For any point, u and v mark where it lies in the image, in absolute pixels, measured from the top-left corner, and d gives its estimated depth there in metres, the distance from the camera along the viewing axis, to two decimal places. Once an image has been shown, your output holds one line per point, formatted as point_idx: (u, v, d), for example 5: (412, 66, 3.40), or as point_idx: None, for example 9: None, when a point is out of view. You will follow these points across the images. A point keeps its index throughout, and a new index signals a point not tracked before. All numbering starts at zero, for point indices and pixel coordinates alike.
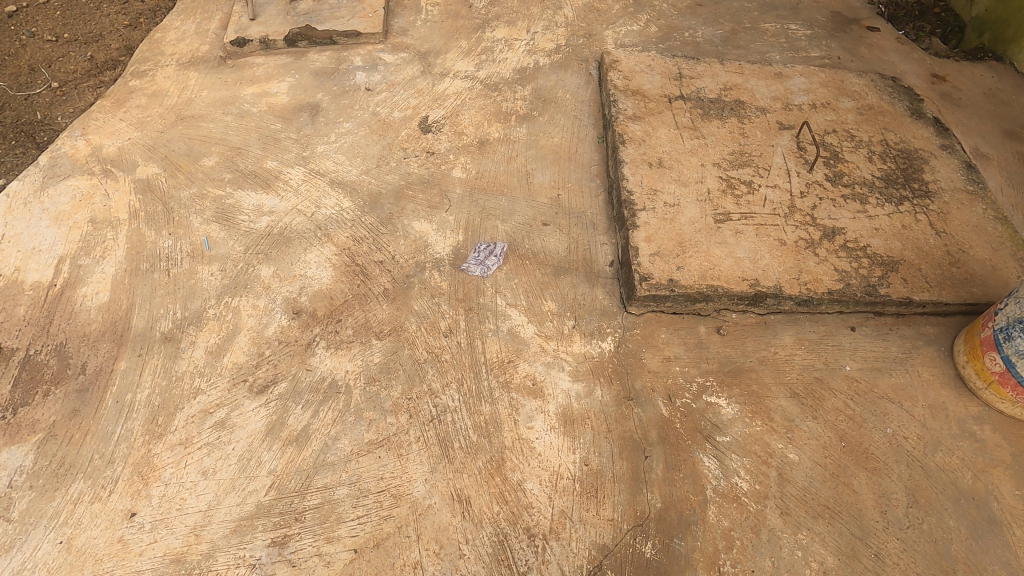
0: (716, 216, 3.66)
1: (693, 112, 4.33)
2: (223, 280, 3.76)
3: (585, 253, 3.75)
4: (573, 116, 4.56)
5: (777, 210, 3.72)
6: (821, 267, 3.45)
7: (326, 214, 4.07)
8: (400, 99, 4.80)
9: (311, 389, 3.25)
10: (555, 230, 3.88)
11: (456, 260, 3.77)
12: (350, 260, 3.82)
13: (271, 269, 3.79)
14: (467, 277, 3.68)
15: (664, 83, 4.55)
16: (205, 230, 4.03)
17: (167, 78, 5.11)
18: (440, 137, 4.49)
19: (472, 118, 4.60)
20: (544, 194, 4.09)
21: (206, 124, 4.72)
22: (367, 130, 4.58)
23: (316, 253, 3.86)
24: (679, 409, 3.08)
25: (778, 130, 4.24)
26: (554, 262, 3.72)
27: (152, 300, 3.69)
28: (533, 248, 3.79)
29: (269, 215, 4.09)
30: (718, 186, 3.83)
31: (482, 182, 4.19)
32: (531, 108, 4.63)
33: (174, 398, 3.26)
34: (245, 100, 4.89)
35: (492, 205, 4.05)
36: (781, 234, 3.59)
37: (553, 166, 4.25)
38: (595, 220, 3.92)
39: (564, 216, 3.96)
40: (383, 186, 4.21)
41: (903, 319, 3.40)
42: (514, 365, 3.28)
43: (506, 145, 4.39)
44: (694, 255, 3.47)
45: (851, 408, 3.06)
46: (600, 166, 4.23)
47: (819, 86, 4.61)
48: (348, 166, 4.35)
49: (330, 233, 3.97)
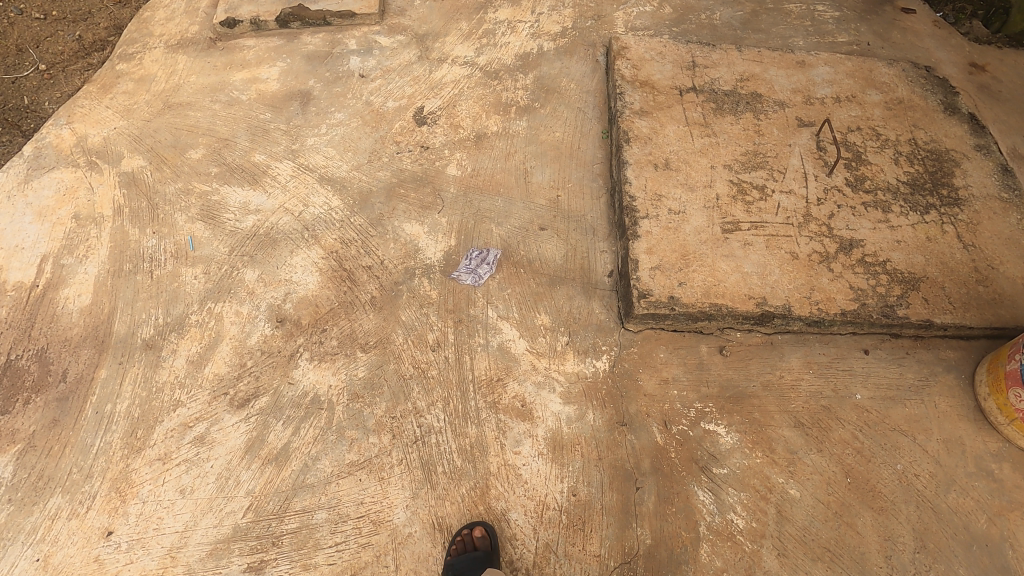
0: (724, 225, 3.41)
1: (706, 106, 4.03)
2: (207, 283, 3.63)
3: (583, 261, 3.55)
4: (577, 108, 4.27)
5: (790, 218, 3.46)
6: (835, 285, 3.20)
7: (314, 214, 3.90)
8: (395, 86, 4.53)
9: (292, 405, 3.15)
10: (552, 236, 3.67)
11: (447, 267, 3.59)
12: (337, 264, 3.66)
13: (256, 273, 3.65)
14: (458, 286, 3.50)
15: (676, 72, 4.22)
16: (189, 229, 3.89)
17: (155, 62, 4.89)
18: (435, 129, 4.24)
19: (470, 109, 4.32)
20: (542, 195, 3.86)
21: (193, 113, 4.52)
22: (359, 121, 4.34)
23: (302, 256, 3.71)
24: (675, 436, 2.93)
25: (796, 127, 3.93)
26: (549, 271, 3.52)
27: (134, 304, 3.58)
28: (528, 255, 3.60)
29: (256, 213, 3.93)
30: (728, 191, 3.57)
31: (478, 181, 3.96)
32: (533, 98, 4.34)
33: (154, 410, 3.18)
34: (234, 87, 4.67)
35: (487, 207, 3.84)
36: (794, 246, 3.34)
37: (553, 164, 4.00)
38: (595, 225, 3.70)
39: (563, 220, 3.74)
40: (374, 184, 4.01)
41: (922, 342, 3.17)
42: (502, 384, 3.13)
43: (504, 140, 4.14)
44: (698, 269, 3.22)
45: (860, 441, 2.87)
46: (603, 164, 3.96)
47: (844, 77, 4.27)
48: (338, 161, 4.14)
49: (317, 234, 3.80)
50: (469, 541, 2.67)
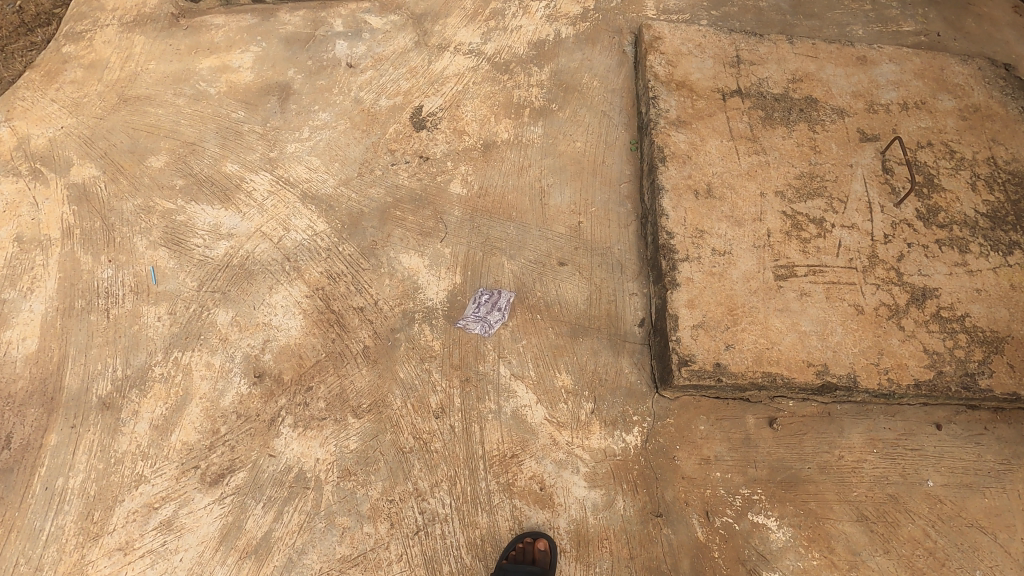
0: (777, 270, 2.90)
1: (753, 114, 3.43)
2: (173, 327, 3.13)
3: (609, 306, 3.05)
4: (600, 111, 3.65)
5: (854, 261, 2.95)
6: (907, 348, 2.74)
7: (296, 241, 3.35)
8: (389, 80, 3.87)
9: (274, 483, 2.74)
10: (574, 273, 3.15)
11: (452, 311, 3.09)
12: (324, 305, 3.15)
13: (229, 314, 3.15)
14: (464, 336, 3.02)
15: (718, 70, 3.59)
16: (151, 257, 3.34)
17: (108, 43, 4.13)
18: (436, 136, 3.63)
19: (476, 111, 3.70)
20: (561, 220, 3.31)
21: (153, 109, 3.85)
22: (347, 124, 3.72)
23: (282, 294, 3.19)
24: (718, 531, 2.57)
25: (859, 142, 3.35)
26: (571, 318, 3.04)
27: (88, 351, 3.08)
28: (546, 298, 3.10)
29: (228, 239, 3.38)
30: (781, 226, 3.04)
31: (486, 202, 3.39)
32: (549, 98, 3.71)
33: (112, 487, 2.75)
34: (200, 76, 3.97)
35: (498, 235, 3.29)
36: (858, 298, 2.85)
37: (573, 181, 3.42)
38: (622, 261, 3.17)
39: (585, 253, 3.21)
40: (365, 204, 3.44)
41: (1002, 415, 2.76)
42: (517, 462, 2.72)
43: (516, 151, 3.54)
44: (747, 328, 2.74)
45: (931, 540, 2.52)
46: (631, 183, 3.39)
47: (912, 77, 3.65)
48: (323, 174, 3.56)
49: (299, 266, 3.27)
50: (529, 552, 2.54)
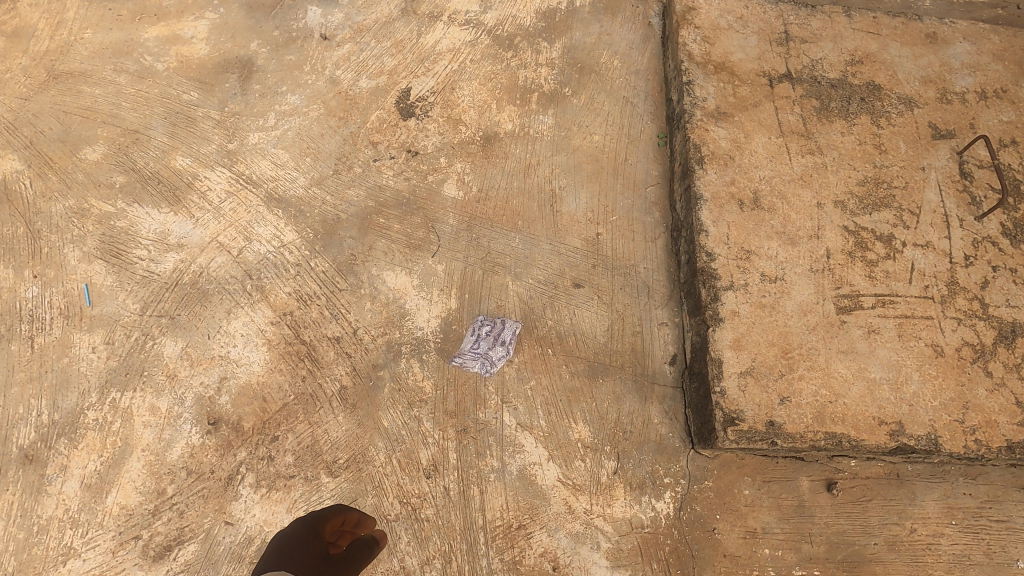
0: (838, 301, 2.40)
1: (806, 104, 2.86)
2: (110, 361, 2.60)
3: (633, 340, 2.55)
4: (622, 97, 3.06)
5: (930, 289, 2.45)
6: (996, 399, 2.27)
7: (259, 254, 2.81)
8: (370, 56, 3.25)
9: (231, 557, 2.32)
10: (591, 298, 2.63)
11: (445, 345, 2.58)
12: (292, 335, 2.64)
13: (177, 344, 2.63)
14: (460, 376, 2.52)
15: (763, 49, 3.00)
16: (84, 273, 2.78)
17: (34, 6, 3.42)
18: (426, 126, 3.05)
19: (475, 96, 3.11)
20: (576, 231, 2.77)
21: (90, 89, 3.22)
22: (321, 110, 3.13)
23: (242, 319, 2.67)
24: None
25: (931, 140, 2.81)
26: (588, 354, 2.53)
27: (8, 390, 2.57)
28: (558, 328, 2.59)
29: (178, 250, 2.82)
30: (843, 245, 2.52)
31: (486, 208, 2.84)
32: (561, 80, 3.11)
33: (36, 562, 2.31)
34: (145, 48, 3.32)
35: (500, 249, 2.75)
36: (936, 336, 2.36)
37: (590, 183, 2.86)
38: (649, 282, 2.65)
39: (605, 272, 2.68)
40: (342, 209, 2.89)
41: None
42: (525, 534, 2.29)
43: (522, 146, 2.97)
44: (805, 376, 2.25)
45: None
46: (659, 187, 2.84)
47: (992, 58, 3.06)
48: (292, 171, 2.99)
49: (263, 285, 2.74)
50: None
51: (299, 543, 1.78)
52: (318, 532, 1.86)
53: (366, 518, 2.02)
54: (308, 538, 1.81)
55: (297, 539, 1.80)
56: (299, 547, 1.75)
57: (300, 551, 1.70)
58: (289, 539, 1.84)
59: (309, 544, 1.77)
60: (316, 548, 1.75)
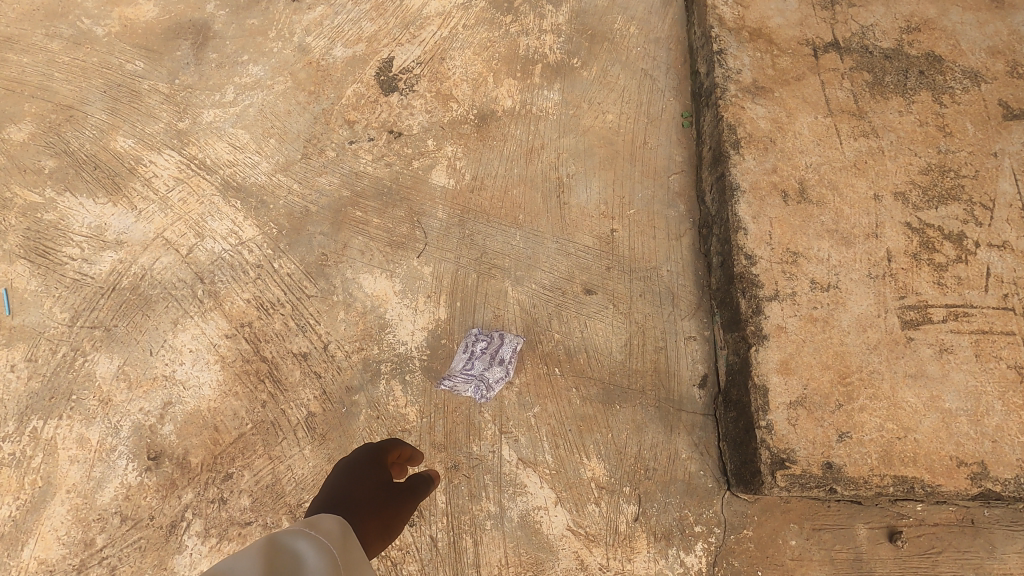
0: (903, 314, 2.00)
1: (857, 78, 2.43)
2: (32, 383, 2.19)
3: (656, 357, 2.15)
4: (640, 69, 2.62)
5: (1011, 298, 2.05)
6: None
7: (212, 253, 2.37)
8: (346, 21, 2.77)
9: None
10: (606, 307, 2.23)
11: (433, 364, 2.18)
12: (251, 351, 2.22)
13: (113, 363, 2.21)
14: (450, 402, 2.12)
15: (806, 13, 2.55)
16: (5, 277, 2.36)
17: None
18: (411, 103, 2.61)
19: (469, 69, 2.66)
20: (586, 227, 2.35)
21: (17, 57, 2.75)
22: (288, 84, 2.67)
23: (191, 332, 2.25)
24: None
25: (1006, 118, 2.36)
26: (602, 375, 2.13)
27: None
28: (566, 344, 2.18)
29: (115, 248, 2.39)
30: (905, 246, 2.11)
31: (482, 200, 2.42)
32: (569, 50, 2.66)
33: None
34: (82, 9, 2.83)
35: (498, 249, 2.33)
36: (1020, 356, 1.97)
37: (603, 170, 2.44)
38: (674, 287, 2.24)
39: (621, 276, 2.27)
40: (312, 200, 2.45)
41: None
42: None
43: (523, 126, 2.54)
44: (868, 407, 1.86)
45: None
46: (684, 174, 2.42)
47: None
48: (253, 156, 2.54)
49: (216, 291, 2.31)
50: None
51: (360, 475, 1.36)
52: (382, 465, 1.42)
53: (418, 450, 1.57)
54: (368, 474, 1.37)
55: (354, 473, 1.37)
56: (359, 481, 1.34)
57: (357, 500, 1.27)
58: (344, 468, 1.41)
59: (366, 484, 1.34)
60: (375, 491, 1.33)
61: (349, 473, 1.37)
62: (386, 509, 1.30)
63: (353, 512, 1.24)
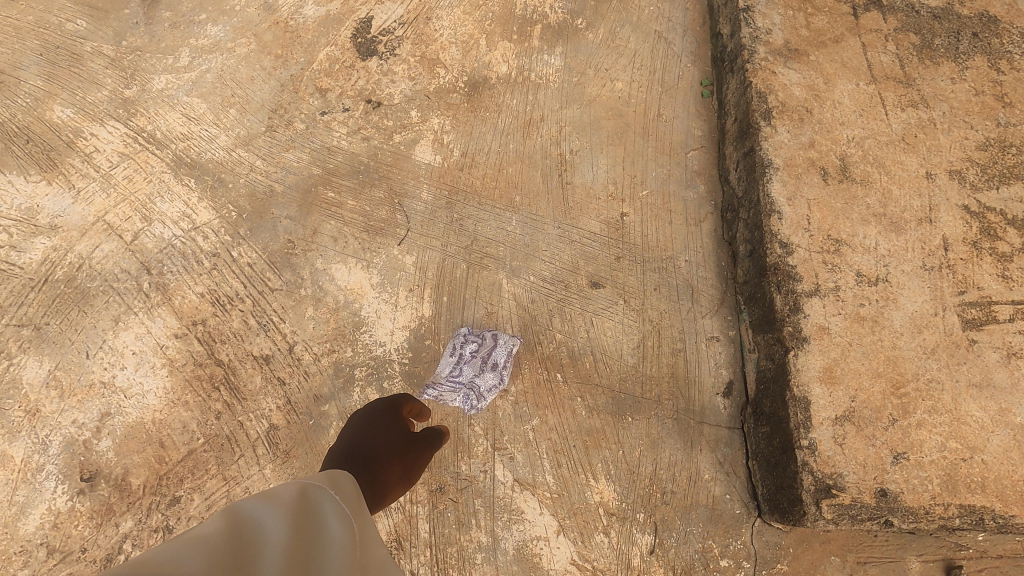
0: (963, 312, 1.69)
1: (904, 38, 2.08)
2: None
3: (674, 362, 1.86)
4: (652, 32, 2.29)
5: None
6: None
7: (160, 240, 2.06)
8: None
9: None
10: (615, 303, 1.93)
11: (415, 370, 1.88)
12: (205, 353, 1.92)
13: (42, 368, 1.91)
14: (436, 414, 1.84)
15: None
16: None
17: None
18: (393, 69, 2.28)
19: (459, 30, 2.32)
20: (593, 210, 2.04)
21: None
22: (252, 46, 2.32)
23: (135, 331, 1.94)
24: None
25: None
26: (611, 382, 1.85)
27: None
28: (570, 346, 1.89)
29: (49, 234, 2.07)
30: (963, 232, 1.80)
31: (472, 179, 2.10)
32: (573, 9, 2.33)
33: None
34: None
35: (491, 236, 2.03)
36: None
37: (612, 145, 2.13)
38: (694, 280, 1.95)
39: (633, 267, 1.97)
40: (277, 178, 2.13)
41: None
42: None
43: (520, 96, 2.21)
44: (926, 423, 1.57)
45: None
46: (705, 151, 2.11)
47: None
48: (211, 128, 2.21)
49: (165, 284, 2.00)
50: None
51: (381, 426, 1.39)
52: (398, 418, 1.44)
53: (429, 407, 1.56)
54: (388, 424, 1.40)
55: (373, 423, 1.39)
56: (380, 432, 1.38)
57: (378, 451, 1.32)
58: (363, 418, 1.43)
59: (387, 435, 1.37)
60: (396, 442, 1.37)
61: (370, 420, 1.41)
62: (405, 458, 1.35)
63: (376, 463, 1.29)
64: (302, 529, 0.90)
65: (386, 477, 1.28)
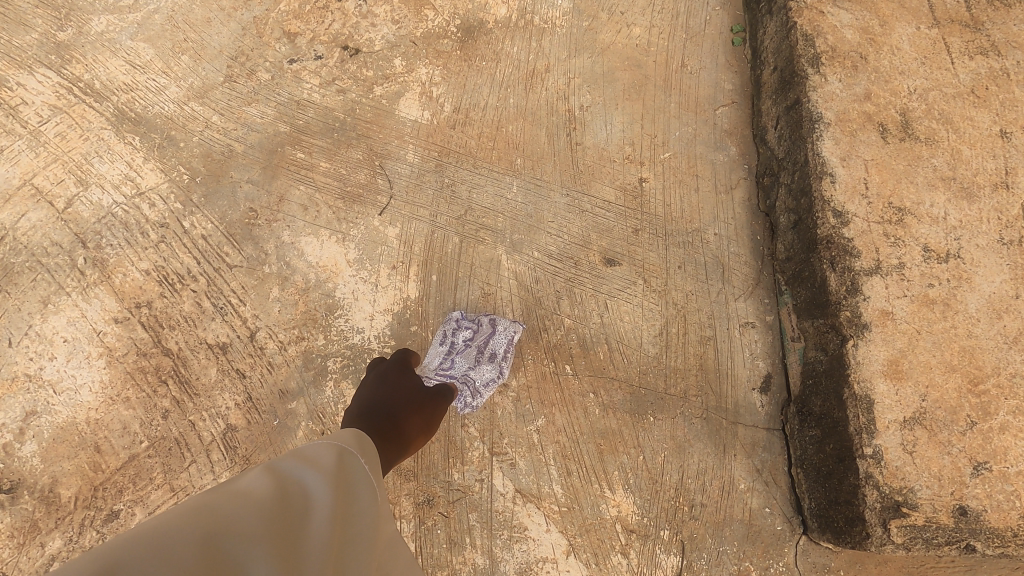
0: None
1: None
2: None
3: (702, 353, 1.59)
4: None
5: None
6: None
7: (96, 209, 1.75)
8: None
9: None
10: (634, 283, 1.65)
11: None
12: (151, 342, 1.63)
13: None
14: None
15: None
16: None
17: None
18: (373, 9, 1.92)
19: None
20: (606, 175, 1.75)
21: None
22: None
23: (67, 316, 1.65)
24: None
25: None
26: (629, 377, 1.58)
27: None
28: (580, 334, 1.61)
29: None
30: None
31: (467, 141, 1.80)
32: None
33: None
34: None
35: (487, 207, 1.73)
36: None
37: (629, 100, 1.82)
38: (727, 257, 1.67)
39: (653, 241, 1.68)
40: (238, 137, 1.82)
41: None
42: None
43: (523, 42, 1.89)
44: (1010, 431, 1.31)
45: None
46: (736, 107, 1.82)
47: None
48: (161, 78, 1.88)
49: (103, 260, 1.70)
50: None
51: (396, 380, 1.30)
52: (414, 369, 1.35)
53: None
54: (404, 377, 1.31)
55: (388, 378, 1.31)
56: (396, 385, 1.29)
57: (396, 404, 1.24)
58: (376, 372, 1.34)
59: (403, 387, 1.29)
60: (414, 393, 1.29)
61: (383, 376, 1.32)
62: (426, 409, 1.28)
63: (395, 416, 1.21)
64: (342, 493, 0.90)
65: (408, 429, 1.22)
